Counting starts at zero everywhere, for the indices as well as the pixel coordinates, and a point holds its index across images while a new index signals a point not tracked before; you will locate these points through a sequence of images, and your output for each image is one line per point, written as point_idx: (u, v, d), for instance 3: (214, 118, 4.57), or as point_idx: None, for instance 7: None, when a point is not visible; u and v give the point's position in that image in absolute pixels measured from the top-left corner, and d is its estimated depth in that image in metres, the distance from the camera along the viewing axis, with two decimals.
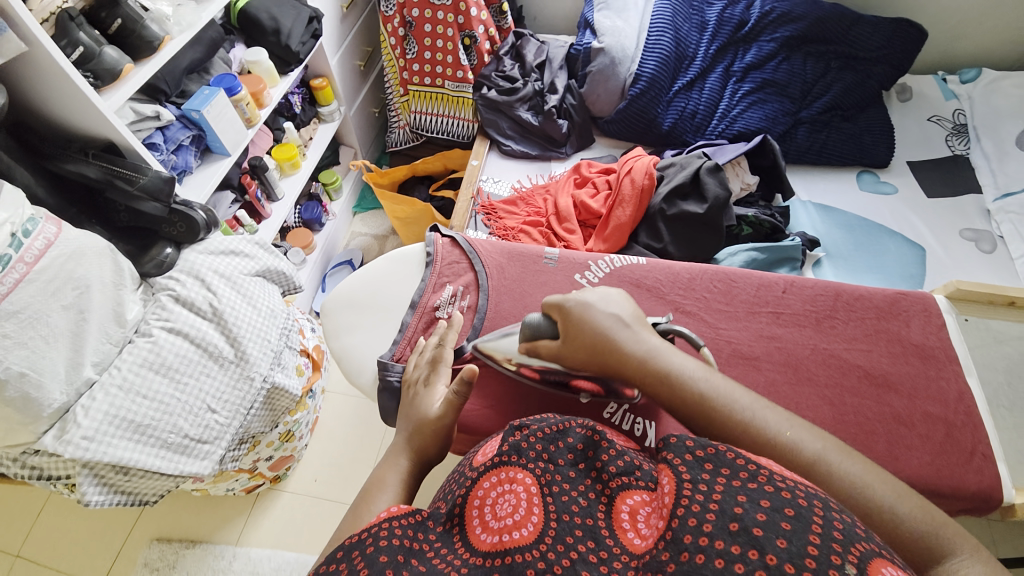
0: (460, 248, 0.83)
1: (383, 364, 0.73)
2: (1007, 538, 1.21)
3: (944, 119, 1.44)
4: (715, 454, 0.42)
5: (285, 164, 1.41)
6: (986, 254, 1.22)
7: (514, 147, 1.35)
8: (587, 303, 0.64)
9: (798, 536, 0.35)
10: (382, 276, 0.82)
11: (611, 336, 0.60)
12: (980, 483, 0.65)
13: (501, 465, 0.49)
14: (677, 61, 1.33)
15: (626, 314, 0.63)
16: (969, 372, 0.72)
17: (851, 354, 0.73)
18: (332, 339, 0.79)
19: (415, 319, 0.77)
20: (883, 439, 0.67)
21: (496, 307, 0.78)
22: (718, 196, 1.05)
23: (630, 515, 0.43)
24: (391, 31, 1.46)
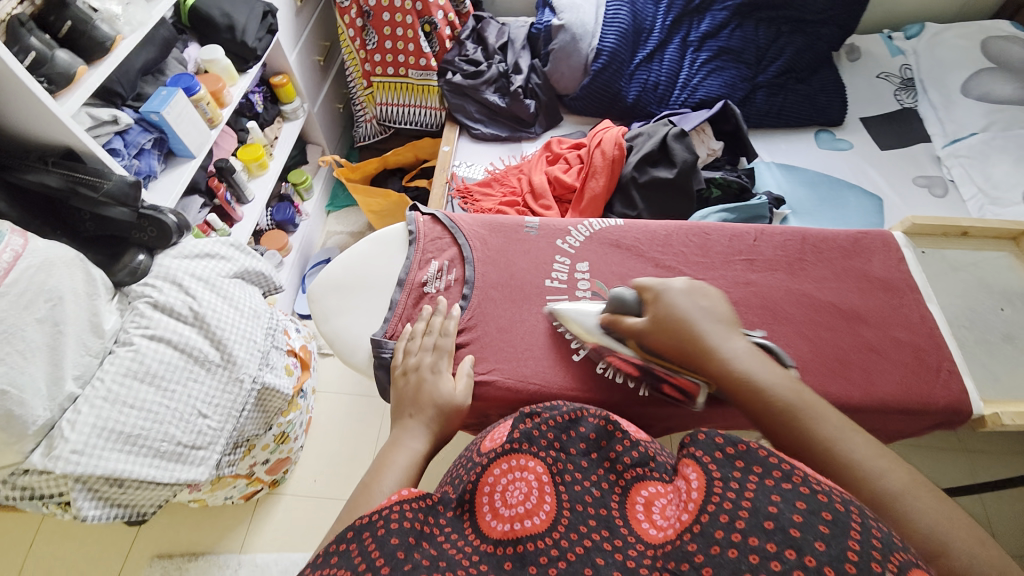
0: (442, 225, 0.84)
1: (376, 342, 0.74)
2: (981, 464, 1.30)
3: (891, 75, 1.52)
4: (746, 451, 0.44)
5: (252, 165, 1.38)
6: (938, 198, 1.30)
7: (484, 130, 1.36)
8: (682, 292, 0.64)
9: (837, 540, 0.36)
10: (366, 257, 0.82)
11: (696, 329, 0.61)
12: (949, 397, 0.69)
13: (512, 453, 0.52)
14: (635, 34, 1.36)
15: (717, 312, 0.63)
16: (929, 298, 0.77)
17: (821, 292, 0.77)
18: (322, 323, 0.79)
19: (404, 296, 0.77)
20: (858, 367, 0.71)
21: (483, 278, 0.79)
22: (686, 160, 1.09)
23: (645, 506, 0.47)
24: (348, 22, 1.45)
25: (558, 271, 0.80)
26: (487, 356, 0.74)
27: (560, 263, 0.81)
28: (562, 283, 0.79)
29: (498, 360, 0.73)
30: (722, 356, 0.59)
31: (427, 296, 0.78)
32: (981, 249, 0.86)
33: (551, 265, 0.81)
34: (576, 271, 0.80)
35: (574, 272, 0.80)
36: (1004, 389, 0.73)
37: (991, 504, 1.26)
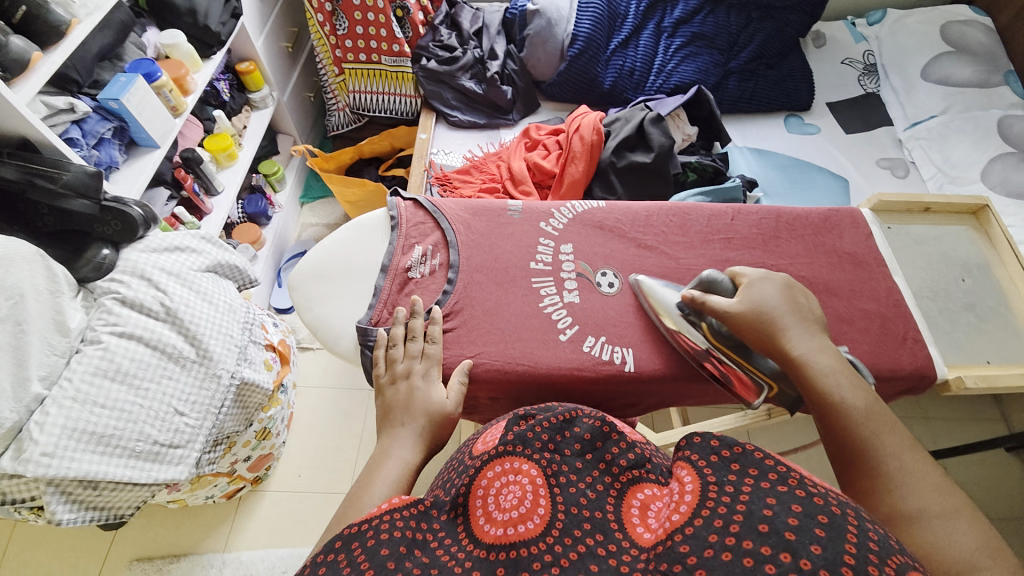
0: (424, 210, 0.83)
1: (362, 329, 0.73)
2: (942, 431, 1.38)
3: (855, 61, 1.57)
4: (743, 454, 0.46)
5: (221, 156, 1.33)
6: (900, 179, 1.36)
7: (461, 117, 1.34)
8: (777, 287, 0.67)
9: (834, 544, 0.38)
10: (348, 243, 0.81)
11: (782, 324, 0.63)
12: (914, 363, 0.73)
13: (506, 455, 0.52)
14: (611, 19, 1.36)
15: (806, 313, 0.65)
16: (895, 272, 0.81)
17: (795, 267, 0.80)
18: (304, 311, 0.78)
19: (388, 282, 0.77)
20: (829, 337, 0.74)
21: (468, 261, 0.79)
22: (663, 145, 1.10)
23: (641, 509, 0.48)
24: (317, 6, 1.39)
25: (543, 253, 0.81)
26: (475, 339, 0.74)
27: (544, 246, 0.81)
28: (547, 266, 0.80)
29: (485, 343, 0.73)
30: (802, 351, 0.61)
31: (412, 281, 0.78)
32: (942, 224, 0.90)
33: (536, 247, 0.81)
34: (561, 253, 0.81)
35: (558, 254, 0.81)
36: (965, 355, 0.78)
37: (949, 466, 1.35)
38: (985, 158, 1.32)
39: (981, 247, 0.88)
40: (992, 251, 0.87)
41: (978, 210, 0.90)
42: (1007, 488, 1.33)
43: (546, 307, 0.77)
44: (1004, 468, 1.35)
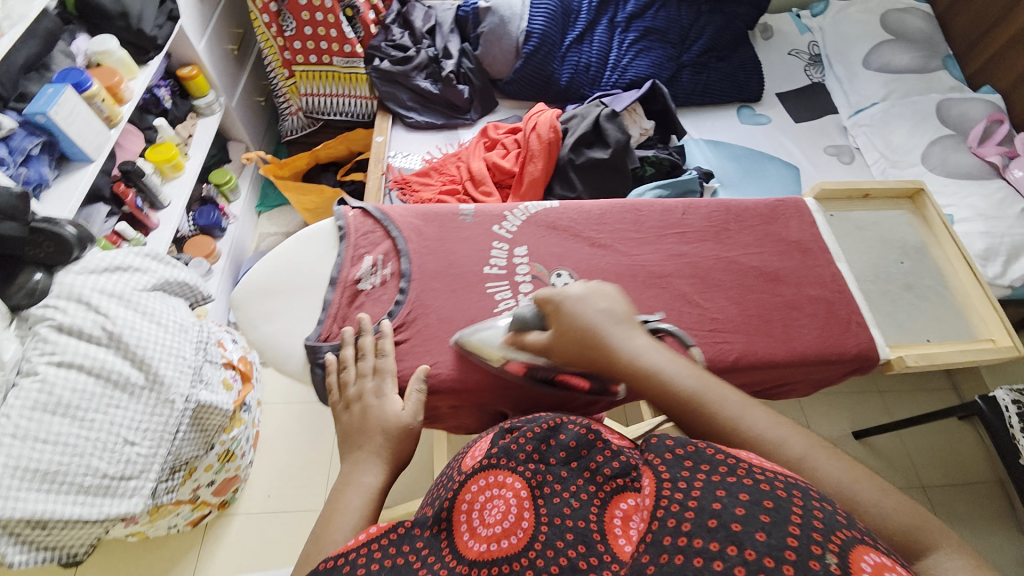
0: (373, 218, 0.81)
1: (311, 346, 0.71)
2: (896, 403, 1.46)
3: (801, 52, 1.62)
4: (695, 451, 0.45)
5: (165, 167, 1.27)
6: (846, 165, 1.42)
7: (418, 118, 1.31)
8: (580, 300, 0.62)
9: (778, 529, 0.38)
10: (294, 256, 0.78)
11: (598, 338, 0.59)
12: (859, 345, 0.76)
13: (490, 469, 0.51)
14: (564, 15, 1.36)
15: (616, 312, 0.61)
16: (839, 258, 0.84)
17: (745, 258, 0.82)
18: (250, 331, 0.75)
19: (337, 295, 0.74)
20: (780, 324, 0.76)
21: (420, 268, 0.77)
22: (620, 140, 1.11)
23: (622, 520, 0.45)
24: (261, 7, 1.35)
25: (496, 257, 0.80)
26: (432, 348, 0.72)
27: (498, 249, 0.81)
28: (501, 269, 0.79)
29: (442, 351, 0.72)
30: (628, 356, 0.57)
31: (362, 293, 0.76)
32: (882, 209, 0.94)
33: (490, 251, 0.80)
34: (515, 256, 0.80)
35: (512, 257, 0.80)
36: (906, 334, 0.81)
37: (905, 437, 1.43)
38: (925, 142, 1.36)
39: (918, 229, 0.92)
40: (929, 234, 0.92)
41: (915, 194, 0.94)
42: (959, 453, 1.41)
43: (502, 312, 0.75)
44: (955, 434, 1.44)
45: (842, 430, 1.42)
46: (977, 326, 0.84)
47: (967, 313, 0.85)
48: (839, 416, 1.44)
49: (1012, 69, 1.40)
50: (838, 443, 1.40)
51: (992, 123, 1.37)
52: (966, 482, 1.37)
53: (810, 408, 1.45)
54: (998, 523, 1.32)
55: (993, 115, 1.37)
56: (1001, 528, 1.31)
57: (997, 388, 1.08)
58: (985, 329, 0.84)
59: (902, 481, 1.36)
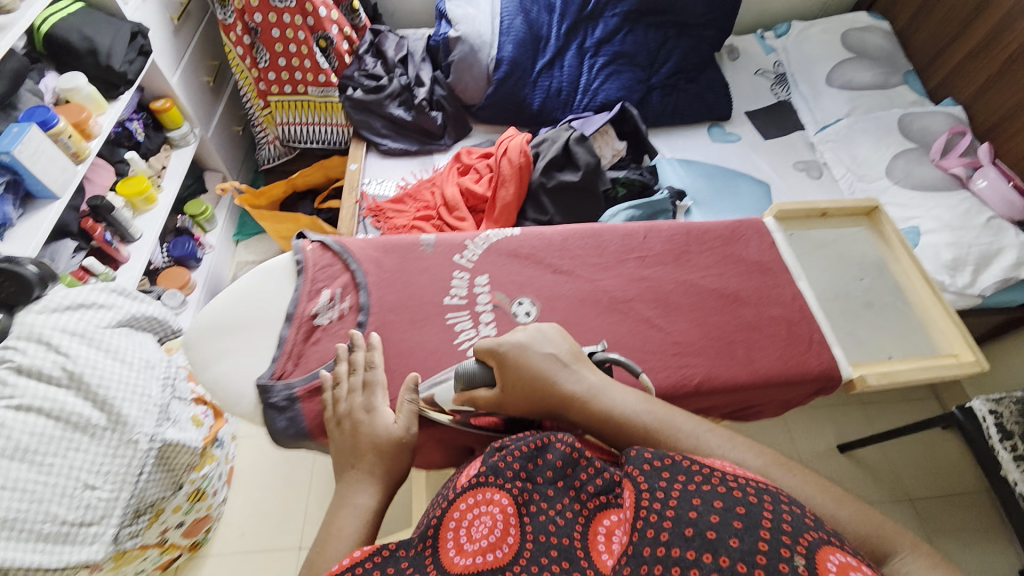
0: (332, 251, 0.80)
1: (263, 386, 0.69)
2: (878, 413, 1.47)
3: (767, 71, 1.68)
4: (671, 463, 0.47)
5: (137, 199, 1.26)
6: (815, 180, 1.45)
7: (392, 145, 1.32)
8: (521, 352, 0.62)
9: (749, 534, 0.41)
10: (248, 292, 0.76)
11: (550, 390, 0.60)
12: (821, 365, 0.77)
13: (478, 487, 0.51)
14: (533, 42, 1.38)
15: (558, 355, 0.63)
16: (798, 277, 0.85)
17: (707, 280, 0.82)
18: (202, 371, 0.72)
19: (293, 331, 0.73)
20: (742, 346, 0.77)
21: (379, 301, 0.77)
22: (589, 162, 1.13)
23: (606, 536, 0.47)
24: (234, 40, 1.38)
25: (457, 286, 0.79)
26: (391, 382, 0.71)
27: (459, 278, 0.80)
28: (462, 299, 0.78)
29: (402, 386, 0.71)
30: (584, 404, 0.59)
31: (319, 329, 0.74)
32: (840, 228, 0.95)
33: (450, 281, 0.80)
34: (475, 285, 0.80)
35: (473, 286, 0.80)
36: (867, 351, 0.82)
37: (889, 449, 1.43)
38: (890, 154, 1.38)
39: (876, 245, 0.94)
40: (888, 250, 0.93)
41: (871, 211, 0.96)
42: (945, 464, 1.41)
43: (462, 343, 0.75)
44: (939, 444, 1.44)
45: (826, 443, 1.42)
46: (940, 342, 0.86)
47: (929, 329, 0.87)
48: (824, 429, 1.44)
49: (972, 81, 1.40)
50: (824, 457, 1.39)
51: (953, 136, 1.38)
52: (954, 493, 1.37)
53: (794, 422, 1.45)
54: (987, 534, 1.31)
55: (954, 128, 1.37)
56: (989, 538, 1.31)
57: (973, 398, 1.09)
58: (947, 344, 0.85)
59: (889, 493, 1.36)
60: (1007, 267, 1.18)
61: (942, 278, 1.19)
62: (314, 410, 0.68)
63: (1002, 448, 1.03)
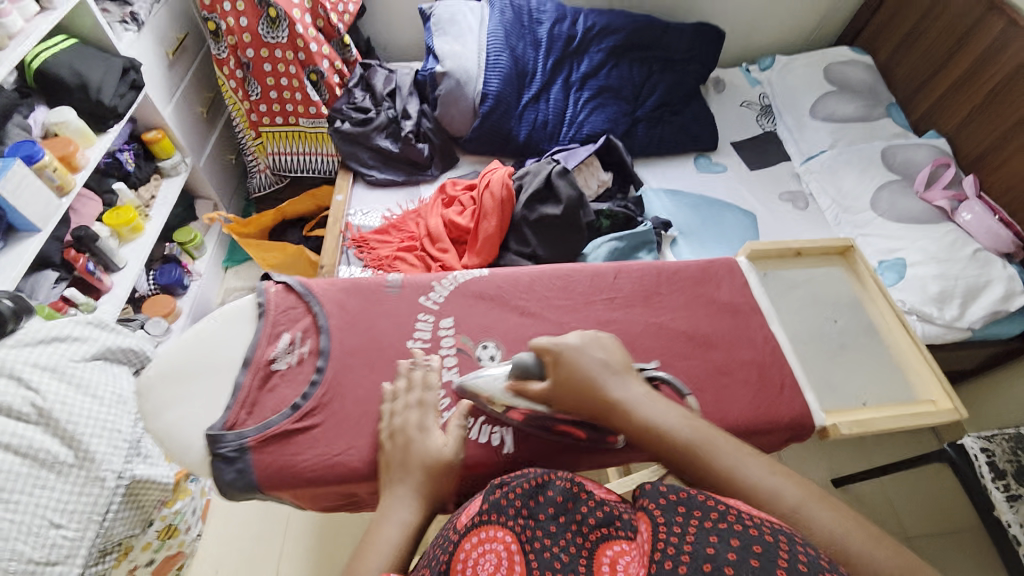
0: (296, 292, 0.76)
1: (213, 438, 0.64)
2: (872, 448, 1.44)
3: (752, 103, 1.70)
4: (686, 498, 0.48)
5: (123, 229, 1.27)
6: (801, 210, 1.45)
7: (378, 176, 1.34)
8: (579, 352, 0.66)
9: (767, 573, 0.40)
10: (202, 336, 0.71)
11: (598, 390, 0.63)
12: (792, 412, 0.75)
13: (482, 525, 0.54)
14: (518, 77, 1.41)
15: (610, 363, 0.66)
16: (771, 319, 0.84)
17: (677, 322, 0.81)
18: (152, 419, 0.67)
19: (249, 378, 0.68)
20: (712, 393, 0.75)
21: (340, 344, 0.73)
22: (571, 196, 1.14)
23: (610, 565, 0.49)
24: (228, 73, 1.41)
25: (421, 329, 0.76)
26: (346, 431, 0.67)
27: (423, 321, 0.77)
28: (425, 342, 0.75)
29: (357, 436, 0.67)
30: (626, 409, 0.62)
31: (276, 374, 0.70)
32: (814, 267, 0.95)
33: (414, 325, 0.76)
34: (440, 328, 0.77)
35: (437, 329, 0.77)
36: (840, 395, 0.81)
37: (885, 485, 1.39)
38: (873, 187, 1.39)
39: (852, 285, 0.93)
40: (863, 290, 0.93)
41: (845, 249, 0.96)
42: (946, 500, 1.37)
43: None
44: (937, 480, 1.40)
45: (820, 478, 1.38)
46: (919, 386, 0.84)
47: (907, 372, 0.85)
48: (818, 464, 1.40)
49: (955, 113, 1.41)
50: None
51: (939, 167, 1.38)
52: (955, 531, 1.32)
53: (787, 457, 1.41)
54: None
55: (938, 159, 1.38)
56: None
57: (966, 436, 1.05)
58: (925, 389, 0.83)
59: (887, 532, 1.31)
60: (995, 299, 1.17)
61: (929, 310, 1.17)
62: (265, 461, 0.64)
63: (994, 488, 1.00)
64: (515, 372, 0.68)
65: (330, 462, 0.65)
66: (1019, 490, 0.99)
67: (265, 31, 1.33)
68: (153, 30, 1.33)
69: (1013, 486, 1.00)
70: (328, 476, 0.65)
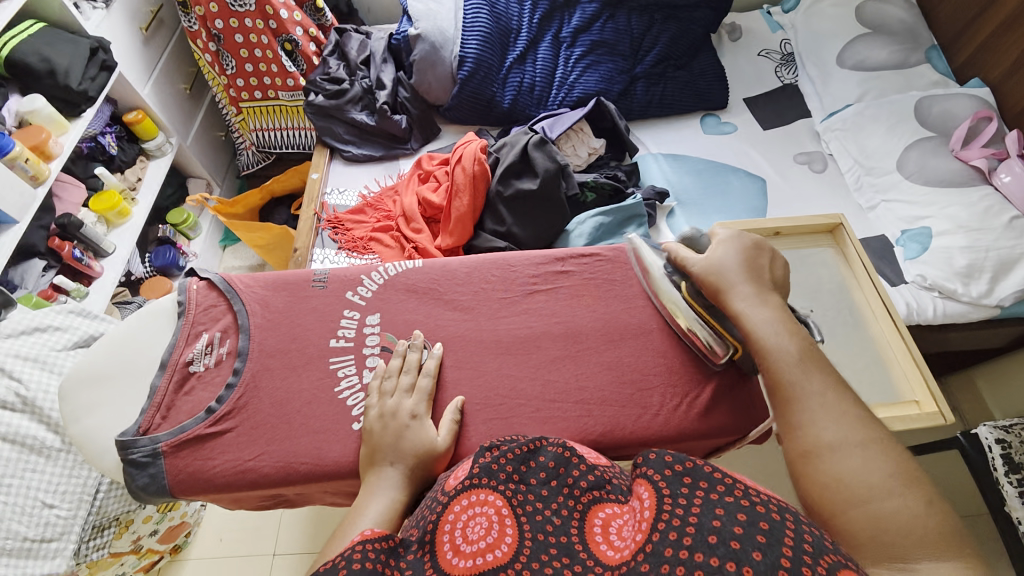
0: (217, 290, 0.76)
1: (123, 444, 0.65)
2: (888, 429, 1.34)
3: (772, 51, 1.52)
4: (693, 468, 0.48)
5: (110, 215, 1.29)
6: (817, 173, 1.31)
7: (355, 151, 1.29)
8: (736, 247, 0.69)
9: (772, 550, 0.40)
10: (119, 341, 0.72)
11: (730, 281, 0.66)
12: (746, 415, 0.71)
13: (472, 488, 0.53)
14: (501, 36, 1.30)
15: (758, 274, 0.67)
16: None
17: (629, 314, 0.78)
18: (71, 423, 0.69)
19: (165, 380, 0.69)
20: (659, 393, 0.72)
21: (259, 345, 0.73)
22: (548, 169, 1.06)
23: (602, 527, 0.50)
24: (201, 47, 1.35)
25: (345, 328, 0.75)
26: (258, 438, 0.67)
27: (348, 319, 0.76)
28: (349, 342, 0.74)
29: (268, 442, 0.67)
30: (744, 306, 0.64)
31: (194, 376, 0.71)
32: (798, 247, 0.91)
33: (339, 322, 0.75)
34: (366, 326, 0.75)
35: (363, 327, 0.75)
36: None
37: None
38: (901, 145, 1.22)
39: (837, 268, 0.89)
40: (851, 276, 0.88)
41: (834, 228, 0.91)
42: (963, 483, 1.26)
43: (342, 392, 0.70)
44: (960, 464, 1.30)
45: None
46: (902, 385, 0.81)
47: (890, 368, 0.82)
48: None
49: (1003, 58, 1.22)
50: None
51: (978, 121, 1.20)
52: (968, 517, 1.21)
53: None
54: (1001, 566, 1.16)
55: (980, 112, 1.19)
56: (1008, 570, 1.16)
57: (980, 425, 0.96)
58: (908, 388, 0.80)
59: None
60: None
61: (954, 286, 1.05)
62: (177, 467, 0.65)
63: (1007, 483, 0.92)
64: (678, 242, 0.75)
65: (240, 469, 0.66)
66: None
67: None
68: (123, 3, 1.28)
69: None
70: (239, 482, 0.66)
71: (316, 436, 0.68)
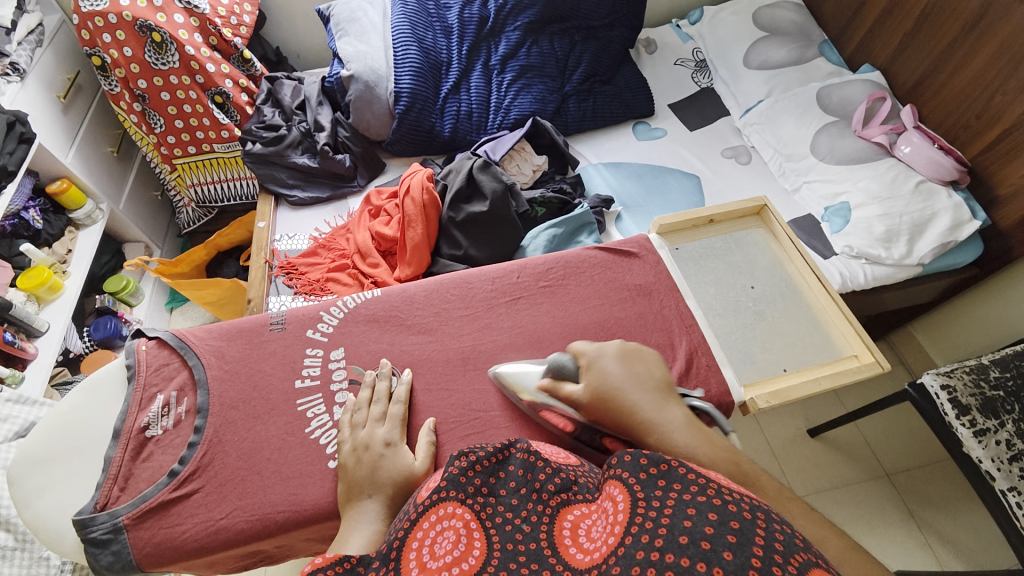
0: (169, 347, 0.73)
1: (81, 522, 0.61)
2: (850, 392, 1.42)
3: (686, 60, 1.64)
4: (667, 470, 0.45)
5: (41, 291, 1.21)
6: (743, 165, 1.41)
7: (301, 195, 1.28)
8: (615, 361, 0.66)
9: (743, 549, 0.37)
10: (67, 413, 0.68)
11: (623, 395, 0.62)
12: (711, 394, 0.77)
13: (439, 502, 0.53)
14: (432, 69, 1.34)
15: (648, 383, 0.64)
16: (688, 295, 0.85)
17: (588, 313, 0.81)
18: (23, 509, 0.64)
19: (120, 450, 0.65)
20: None
21: (220, 398, 0.70)
22: (495, 189, 1.09)
23: (571, 529, 0.49)
24: (126, 108, 1.32)
25: (310, 366, 0.73)
26: (228, 494, 0.64)
27: (312, 357, 0.74)
28: (315, 380, 0.72)
29: (239, 497, 0.64)
30: (649, 420, 0.59)
31: (152, 441, 0.67)
32: (730, 231, 0.98)
33: (302, 362, 0.74)
34: (331, 361, 0.74)
35: (327, 363, 0.74)
36: (758, 367, 0.84)
37: (863, 428, 1.36)
38: (811, 131, 1.34)
39: (769, 245, 0.96)
40: (781, 250, 0.95)
41: (760, 210, 0.99)
42: (919, 431, 1.35)
43: (313, 432, 0.69)
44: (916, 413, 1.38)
45: (797, 429, 1.37)
46: (842, 343, 0.87)
47: (829, 330, 0.88)
48: (792, 414, 1.39)
49: (887, 43, 1.37)
50: (795, 443, 1.34)
51: (874, 102, 1.33)
52: (932, 464, 1.30)
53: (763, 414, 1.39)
54: (972, 505, 1.24)
55: (874, 94, 1.33)
56: (977, 508, 1.24)
57: (925, 375, 1.04)
58: (848, 345, 0.86)
59: (865, 473, 1.30)
60: (942, 231, 1.14)
61: (877, 252, 1.15)
62: (143, 539, 0.61)
63: (960, 425, 0.99)
64: (552, 372, 0.69)
65: (212, 529, 0.62)
66: (985, 423, 0.98)
67: (153, 58, 1.24)
68: (38, 74, 1.23)
69: (978, 420, 0.99)
70: (213, 543, 0.62)
71: (290, 482, 0.65)
